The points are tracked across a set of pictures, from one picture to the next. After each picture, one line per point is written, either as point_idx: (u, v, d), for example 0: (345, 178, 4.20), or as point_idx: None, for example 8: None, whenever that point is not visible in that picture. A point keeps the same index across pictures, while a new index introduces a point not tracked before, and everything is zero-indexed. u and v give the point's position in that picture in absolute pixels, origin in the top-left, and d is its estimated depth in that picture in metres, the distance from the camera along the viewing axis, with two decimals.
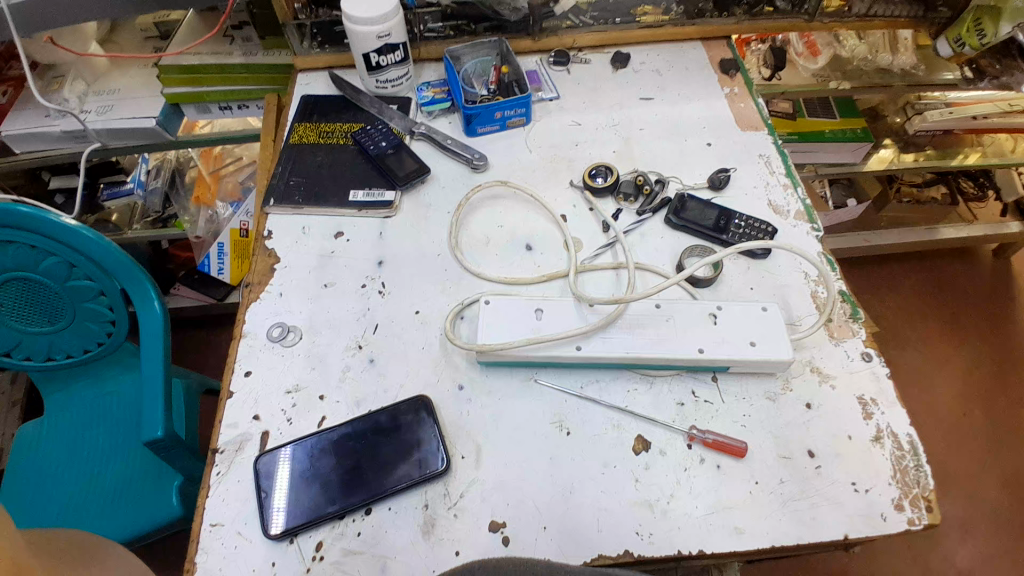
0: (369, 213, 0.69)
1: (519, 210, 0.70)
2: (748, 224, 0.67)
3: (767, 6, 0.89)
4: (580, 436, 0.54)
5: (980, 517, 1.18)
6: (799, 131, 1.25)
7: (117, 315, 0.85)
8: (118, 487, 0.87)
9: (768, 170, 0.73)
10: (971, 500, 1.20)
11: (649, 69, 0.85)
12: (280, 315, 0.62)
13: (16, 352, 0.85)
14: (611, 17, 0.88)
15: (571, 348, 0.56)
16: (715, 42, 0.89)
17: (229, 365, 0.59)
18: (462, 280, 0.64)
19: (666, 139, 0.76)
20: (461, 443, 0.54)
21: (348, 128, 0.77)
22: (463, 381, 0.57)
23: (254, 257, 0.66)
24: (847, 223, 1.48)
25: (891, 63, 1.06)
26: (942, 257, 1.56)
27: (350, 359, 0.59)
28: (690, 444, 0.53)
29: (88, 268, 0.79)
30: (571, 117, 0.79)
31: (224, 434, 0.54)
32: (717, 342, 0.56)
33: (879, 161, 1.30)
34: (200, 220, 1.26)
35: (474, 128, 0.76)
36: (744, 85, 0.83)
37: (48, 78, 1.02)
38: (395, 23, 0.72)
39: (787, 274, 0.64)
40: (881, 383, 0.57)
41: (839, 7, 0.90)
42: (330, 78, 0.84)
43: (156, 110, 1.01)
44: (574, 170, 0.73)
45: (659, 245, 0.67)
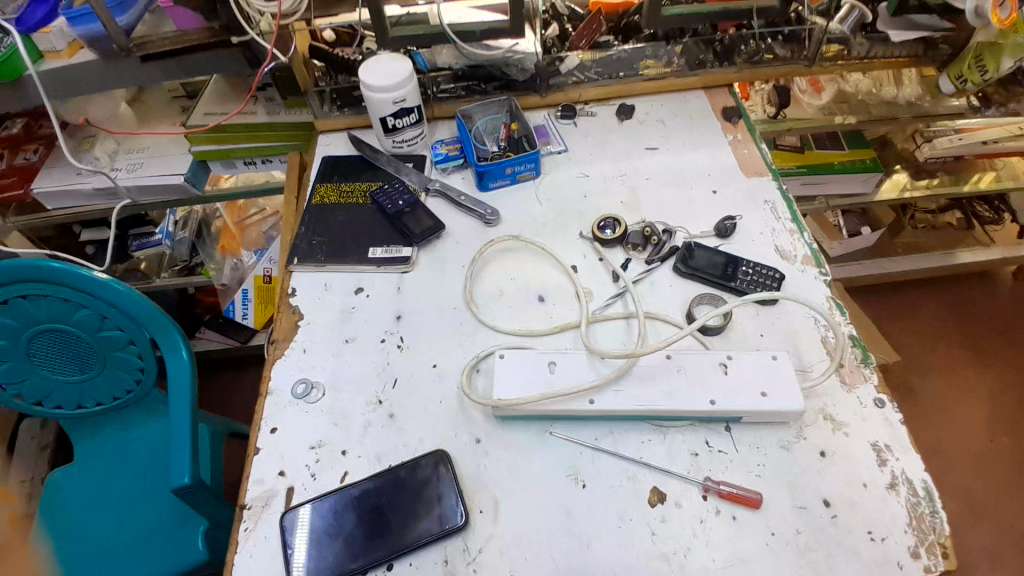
0: (387, 269, 0.72)
1: (532, 262, 0.73)
2: (755, 272, 0.68)
3: (767, 54, 0.93)
4: (595, 488, 0.55)
5: (1016, 549, 1.14)
6: (808, 164, 1.26)
7: (145, 363, 0.88)
8: (145, 535, 0.89)
9: (774, 216, 0.75)
10: (1004, 530, 1.16)
11: (654, 119, 0.88)
12: (304, 370, 0.65)
13: (48, 401, 0.89)
14: (613, 72, 0.92)
15: (584, 401, 0.58)
16: (718, 89, 0.93)
17: (257, 421, 0.61)
18: (477, 332, 0.66)
19: (672, 187, 0.79)
20: (480, 497, 0.55)
21: (367, 187, 0.81)
22: (480, 433, 0.59)
23: (280, 314, 0.70)
24: (863, 250, 1.48)
25: (896, 95, 1.08)
26: (961, 280, 1.54)
27: (371, 414, 0.61)
28: (705, 495, 0.54)
29: (118, 318, 0.83)
30: (580, 169, 0.82)
31: (251, 490, 0.57)
32: (730, 393, 0.57)
33: (893, 187, 1.32)
34: (225, 267, 1.32)
35: (486, 183, 0.79)
36: (747, 131, 0.85)
37: (78, 139, 1.09)
38: (410, 88, 0.77)
39: (796, 321, 0.65)
40: (895, 428, 0.57)
41: (840, 51, 0.94)
42: (349, 140, 0.88)
43: (184, 167, 1.06)
44: (583, 221, 0.76)
45: (669, 294, 0.68)
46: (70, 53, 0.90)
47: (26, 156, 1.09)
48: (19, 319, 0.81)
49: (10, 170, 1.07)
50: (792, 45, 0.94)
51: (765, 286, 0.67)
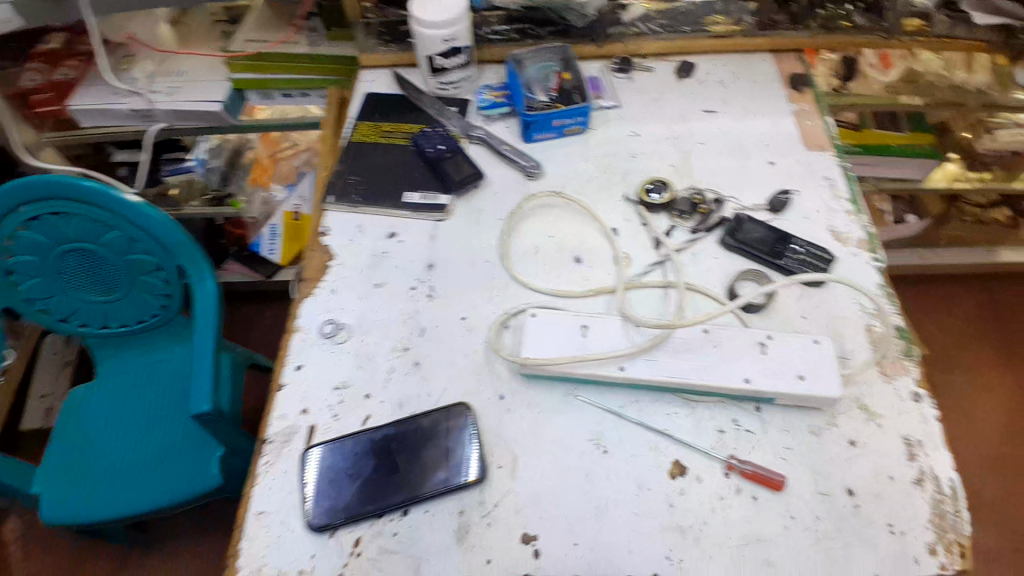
0: (421, 216, 0.71)
1: (570, 221, 0.70)
2: (806, 252, 0.65)
3: (844, 20, 0.86)
4: (617, 454, 0.55)
5: (1009, 549, 1.14)
6: (865, 143, 1.18)
7: (172, 289, 0.89)
8: (164, 457, 0.93)
9: (832, 194, 0.71)
10: (1005, 532, 1.15)
11: (713, 80, 0.83)
12: (333, 311, 0.64)
13: (72, 318, 0.90)
14: (680, 26, 0.86)
15: (614, 368, 0.57)
16: (786, 53, 0.86)
17: (282, 357, 0.61)
18: (509, 288, 0.65)
19: (726, 155, 0.75)
20: (499, 452, 0.55)
21: (408, 129, 0.78)
22: (505, 390, 0.58)
23: (312, 252, 0.69)
24: (907, 240, 1.43)
25: (966, 81, 1.01)
26: (1005, 280, 1.47)
27: (396, 360, 0.61)
28: (727, 473, 0.53)
29: (146, 243, 0.83)
30: (629, 128, 0.78)
31: (274, 424, 0.57)
32: (766, 374, 0.55)
33: (945, 176, 1.25)
34: (255, 200, 1.32)
35: (531, 134, 0.76)
36: (814, 102, 0.80)
37: (116, 57, 1.07)
38: (462, 27, 0.73)
39: (844, 307, 0.62)
40: (929, 426, 0.55)
41: (920, 28, 0.86)
42: (393, 78, 0.85)
43: (221, 94, 1.04)
44: (628, 183, 0.73)
45: (711, 266, 0.66)
46: None
47: (64, 72, 1.07)
48: (50, 235, 0.81)
49: (48, 85, 1.05)
50: (872, 15, 0.87)
51: (815, 268, 0.64)
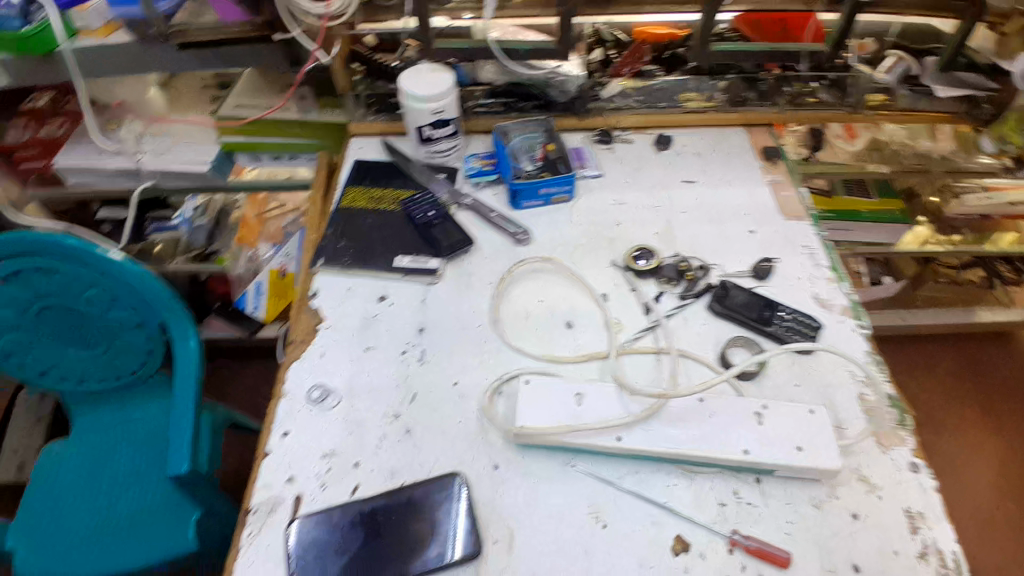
0: (413, 280, 0.71)
1: (562, 286, 0.71)
2: (792, 317, 0.66)
3: (811, 96, 0.92)
4: (617, 529, 0.52)
5: None
6: (838, 209, 1.24)
7: (154, 345, 0.86)
8: (135, 521, 0.86)
9: (813, 261, 0.73)
10: None
11: (692, 152, 0.86)
12: (321, 375, 0.62)
13: (48, 374, 0.86)
14: (656, 102, 0.90)
15: (611, 438, 0.55)
16: (759, 127, 0.91)
17: (267, 425, 0.59)
18: (501, 353, 0.64)
19: (710, 224, 0.77)
20: (495, 529, 0.52)
21: (397, 195, 0.79)
22: (499, 460, 0.56)
23: (300, 316, 0.68)
24: (883, 299, 1.46)
25: (930, 149, 1.07)
26: (975, 338, 1.51)
27: (386, 428, 0.58)
28: (731, 548, 0.51)
29: (129, 298, 0.81)
30: (614, 195, 0.81)
31: (256, 498, 0.54)
32: (764, 442, 0.55)
33: (914, 240, 1.30)
34: (241, 258, 1.29)
35: (519, 202, 0.78)
36: (788, 173, 0.84)
37: (105, 117, 1.08)
38: (450, 100, 0.76)
39: (833, 375, 0.62)
40: (928, 496, 0.54)
41: (883, 102, 0.92)
42: (382, 146, 0.87)
43: (211, 156, 1.05)
44: (616, 249, 0.74)
45: (702, 331, 0.66)
46: (104, 32, 0.88)
47: (51, 130, 1.07)
48: (27, 291, 0.79)
49: (35, 141, 1.06)
50: (837, 91, 0.92)
51: (801, 335, 0.65)
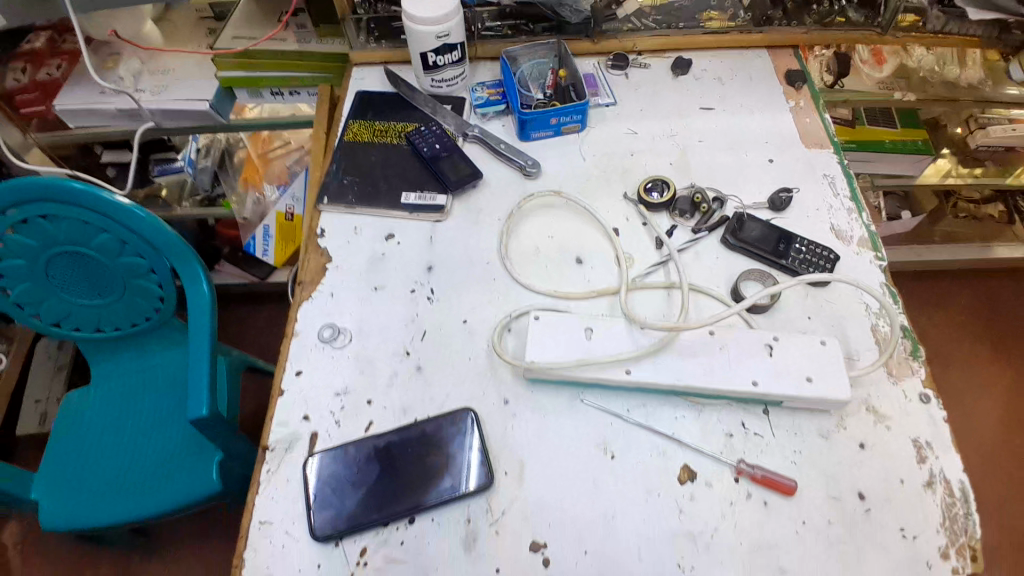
0: (420, 217, 0.69)
1: (571, 222, 0.69)
2: (809, 249, 0.64)
3: (838, 16, 0.85)
4: (625, 461, 0.54)
5: (1007, 535, 1.15)
6: (859, 139, 1.17)
7: (166, 292, 0.87)
8: (163, 461, 0.91)
9: (833, 192, 0.70)
10: (1003, 521, 1.17)
11: (711, 77, 0.82)
12: (331, 316, 0.63)
13: (65, 322, 0.88)
14: (676, 21, 0.85)
15: (621, 371, 0.55)
16: (782, 50, 0.86)
17: (281, 362, 0.60)
18: (509, 290, 0.64)
19: (727, 154, 0.74)
20: (505, 460, 0.54)
21: (403, 128, 0.76)
22: (509, 395, 0.57)
23: (308, 255, 0.67)
24: (899, 236, 1.42)
25: (959, 76, 1.00)
26: (995, 271, 1.48)
27: (397, 365, 0.59)
28: (737, 477, 0.53)
29: (138, 244, 0.81)
30: (628, 125, 0.77)
31: (274, 432, 0.56)
32: (774, 375, 0.54)
33: (936, 171, 1.27)
34: (248, 202, 1.28)
35: (528, 133, 0.75)
36: (811, 98, 0.79)
37: (103, 56, 1.05)
38: (455, 23, 0.72)
39: (847, 307, 0.61)
40: (937, 426, 0.55)
41: (914, 23, 0.85)
42: (385, 75, 0.83)
43: (210, 93, 1.01)
44: (628, 181, 0.72)
45: (714, 265, 0.65)
46: None
47: (49, 71, 1.05)
48: (36, 238, 0.79)
49: (33, 85, 1.04)
50: (868, 9, 0.86)
51: (817, 266, 0.63)
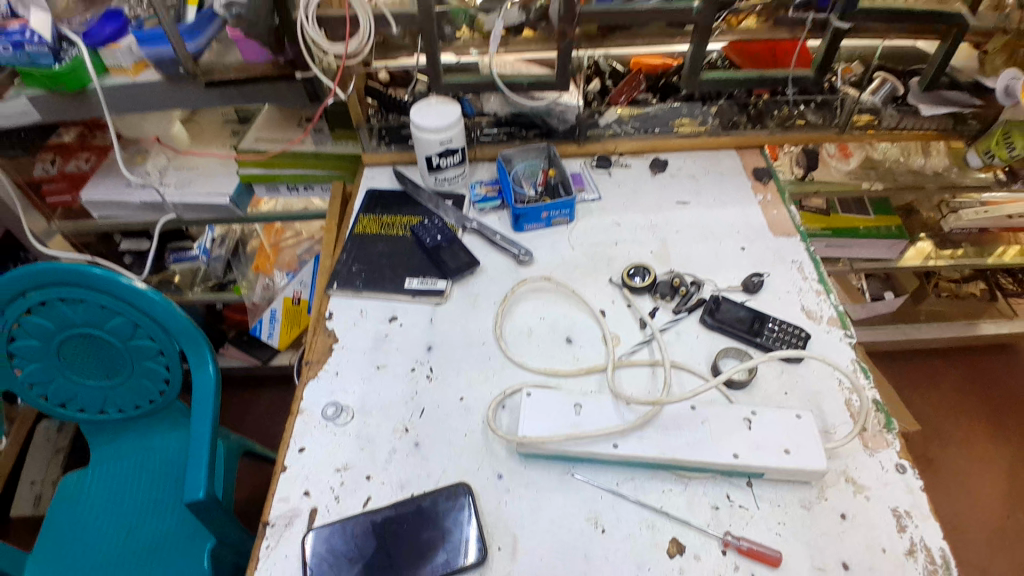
0: (422, 300, 0.75)
1: (561, 304, 0.75)
2: (782, 329, 0.70)
3: (798, 119, 0.96)
4: (615, 534, 0.55)
5: None
6: (834, 226, 1.26)
7: (172, 374, 0.91)
8: (153, 546, 0.90)
9: (802, 275, 0.76)
10: None
11: (686, 175, 0.91)
12: (335, 394, 0.66)
13: (71, 404, 0.92)
14: (650, 127, 0.94)
15: (608, 445, 0.58)
16: (749, 149, 0.95)
17: (286, 439, 0.63)
18: (503, 368, 0.68)
19: (702, 242, 0.81)
20: (499, 534, 0.56)
21: (407, 221, 0.84)
22: (503, 470, 0.60)
23: (316, 336, 0.72)
24: (884, 316, 1.48)
25: (923, 165, 1.10)
26: (981, 349, 1.52)
27: (397, 440, 0.62)
28: (724, 550, 0.54)
29: (151, 328, 0.86)
30: (612, 217, 0.85)
31: (276, 507, 0.58)
32: (753, 448, 0.58)
33: (917, 254, 1.32)
34: (256, 287, 1.34)
35: (522, 225, 0.82)
36: (777, 192, 0.88)
37: (132, 152, 1.15)
38: (457, 131, 0.82)
39: (821, 383, 0.65)
40: (915, 496, 0.57)
41: (869, 122, 0.96)
42: (394, 175, 0.93)
43: (230, 188, 1.11)
44: (613, 268, 0.78)
45: (695, 344, 0.70)
46: (136, 71, 0.93)
47: (78, 164, 1.14)
48: (54, 321, 0.84)
49: (62, 175, 1.13)
50: (825, 111, 0.96)
51: (790, 344, 0.68)
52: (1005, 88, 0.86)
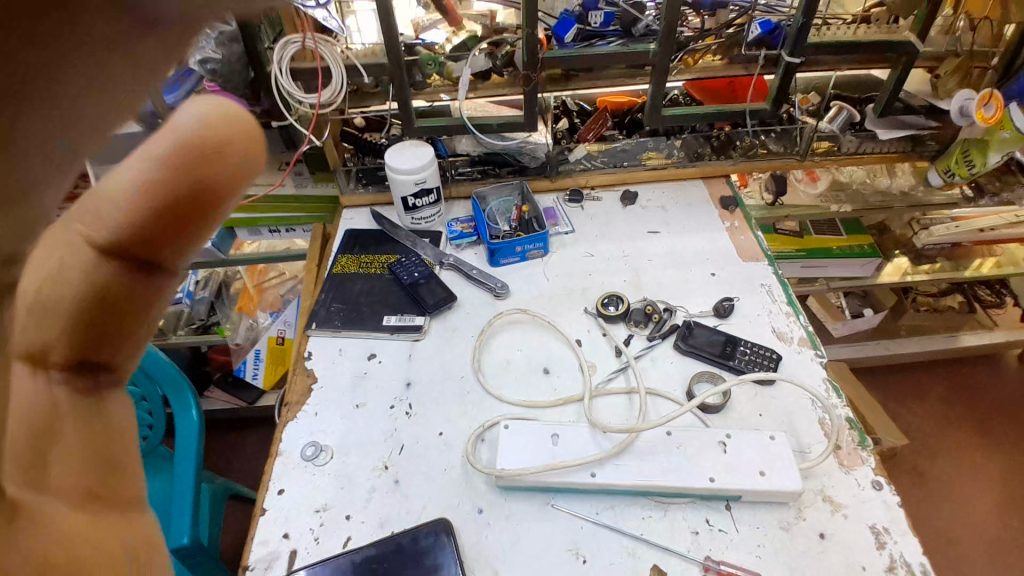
0: (400, 337, 0.76)
1: (538, 335, 0.76)
2: (753, 352, 0.72)
3: (761, 148, 1.01)
4: (596, 563, 0.55)
5: None
6: (807, 247, 1.30)
7: (155, 419, 0.90)
8: None
9: (771, 298, 0.79)
10: None
11: (656, 205, 0.94)
12: (314, 434, 0.66)
13: None
14: (619, 162, 0.99)
15: (586, 474, 0.59)
16: (716, 179, 0.99)
17: (264, 482, 0.62)
18: (482, 401, 0.69)
19: (674, 269, 0.83)
20: (480, 570, 0.55)
21: (385, 259, 0.86)
22: (483, 503, 0.60)
23: (295, 376, 0.72)
24: (866, 331, 1.50)
25: (890, 185, 1.13)
26: (964, 361, 1.55)
27: (376, 479, 0.62)
28: (705, 575, 0.54)
29: (133, 374, 0.86)
30: (585, 249, 0.87)
31: (255, 551, 0.57)
32: (729, 470, 0.58)
33: (894, 271, 1.34)
34: (240, 326, 1.33)
35: (497, 260, 0.84)
36: (743, 219, 0.91)
37: None
38: (430, 172, 0.84)
39: (794, 403, 0.67)
40: (892, 512, 0.58)
41: (829, 148, 1.00)
42: (371, 215, 0.95)
43: (212, 234, 1.13)
44: (588, 297, 0.80)
45: (669, 370, 0.71)
46: None
47: None
48: None
49: None
50: (785, 141, 1.01)
51: (762, 366, 0.70)
52: (959, 109, 0.88)
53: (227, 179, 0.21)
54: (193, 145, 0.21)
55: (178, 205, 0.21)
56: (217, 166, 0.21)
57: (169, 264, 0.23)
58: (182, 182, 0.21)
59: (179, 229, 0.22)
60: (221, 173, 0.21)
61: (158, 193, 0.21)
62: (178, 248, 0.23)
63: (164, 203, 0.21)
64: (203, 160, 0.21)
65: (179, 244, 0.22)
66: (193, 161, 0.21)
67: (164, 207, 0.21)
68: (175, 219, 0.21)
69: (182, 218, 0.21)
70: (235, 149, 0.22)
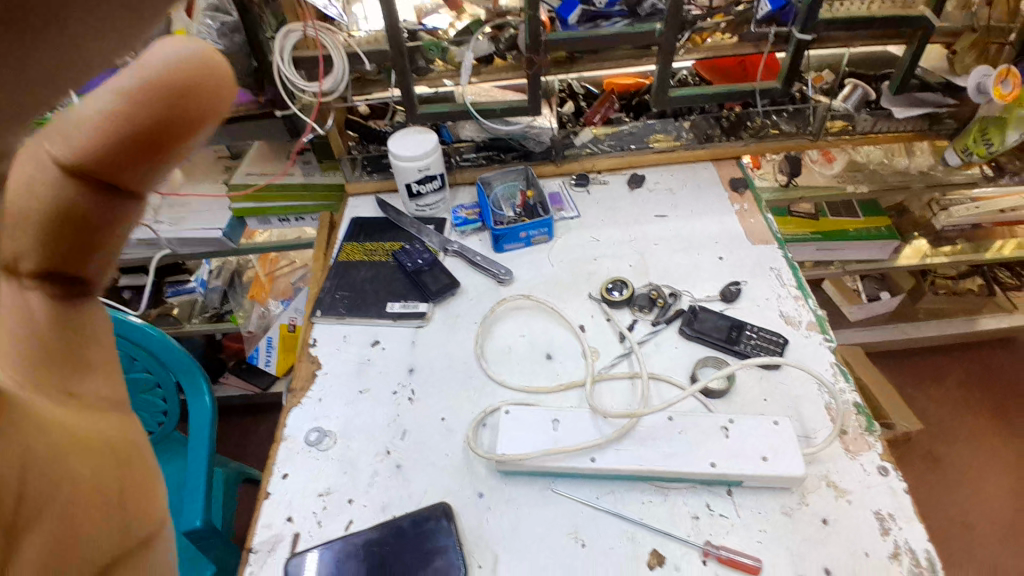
0: (403, 323, 0.76)
1: (541, 321, 0.76)
2: (759, 335, 0.71)
3: (772, 129, 0.98)
4: (595, 547, 0.55)
5: None
6: (824, 230, 1.27)
7: (169, 405, 0.92)
8: None
9: (780, 282, 0.77)
10: None
11: (663, 188, 0.92)
12: (318, 419, 0.67)
13: None
14: (626, 145, 0.97)
15: (586, 459, 0.59)
16: (726, 160, 0.97)
17: (270, 466, 0.63)
18: (485, 387, 0.69)
19: (680, 253, 0.82)
20: (479, 552, 0.56)
21: (390, 247, 0.86)
22: (483, 488, 0.60)
23: (300, 363, 0.73)
24: (883, 315, 1.47)
25: (908, 165, 1.09)
26: (985, 345, 1.51)
27: (378, 463, 0.63)
28: (705, 559, 0.54)
29: (147, 361, 0.88)
30: (590, 233, 0.86)
31: (260, 533, 0.58)
32: (731, 456, 0.58)
33: (914, 252, 1.30)
34: (253, 315, 1.36)
35: (501, 245, 0.84)
36: (753, 201, 0.89)
37: None
38: (434, 158, 0.84)
39: (800, 388, 0.66)
40: (899, 498, 0.57)
41: (843, 128, 0.97)
42: (376, 203, 0.95)
43: (223, 223, 1.14)
44: (592, 283, 0.79)
45: (673, 355, 0.70)
46: None
47: None
48: None
49: None
50: (797, 121, 0.98)
51: (768, 350, 0.69)
52: (975, 86, 0.85)
53: (204, 112, 0.24)
54: (172, 81, 0.23)
55: (150, 132, 0.24)
56: (196, 99, 0.25)
57: (135, 189, 0.26)
58: (157, 111, 0.23)
59: (149, 155, 0.24)
60: (198, 107, 0.24)
61: (133, 120, 0.23)
62: (145, 174, 0.25)
63: (139, 130, 0.24)
64: (181, 95, 0.24)
65: (148, 170, 0.25)
66: (171, 93, 0.23)
67: (136, 133, 0.24)
68: (146, 142, 0.24)
69: (153, 145, 0.24)
70: (211, 85, 0.25)
